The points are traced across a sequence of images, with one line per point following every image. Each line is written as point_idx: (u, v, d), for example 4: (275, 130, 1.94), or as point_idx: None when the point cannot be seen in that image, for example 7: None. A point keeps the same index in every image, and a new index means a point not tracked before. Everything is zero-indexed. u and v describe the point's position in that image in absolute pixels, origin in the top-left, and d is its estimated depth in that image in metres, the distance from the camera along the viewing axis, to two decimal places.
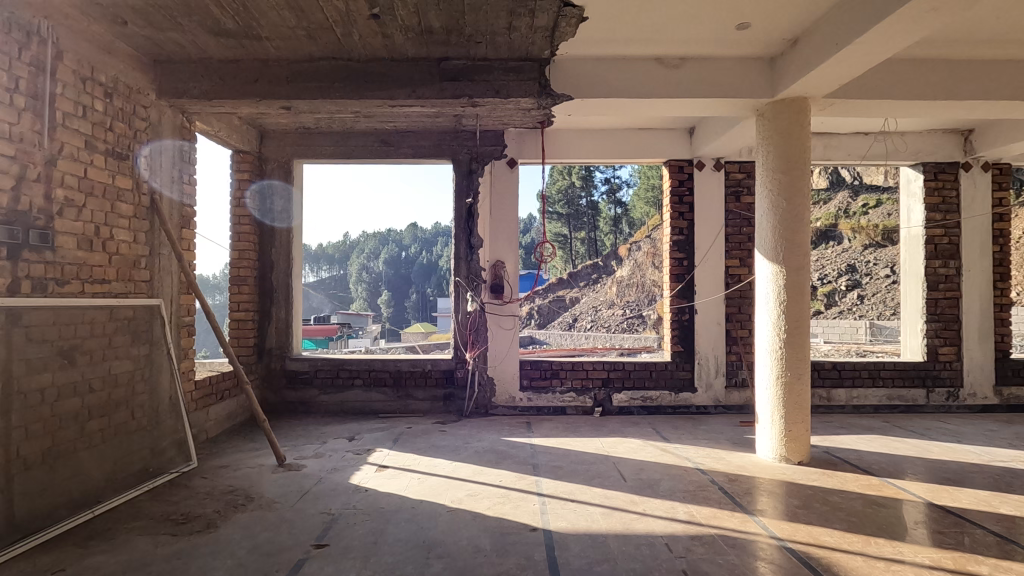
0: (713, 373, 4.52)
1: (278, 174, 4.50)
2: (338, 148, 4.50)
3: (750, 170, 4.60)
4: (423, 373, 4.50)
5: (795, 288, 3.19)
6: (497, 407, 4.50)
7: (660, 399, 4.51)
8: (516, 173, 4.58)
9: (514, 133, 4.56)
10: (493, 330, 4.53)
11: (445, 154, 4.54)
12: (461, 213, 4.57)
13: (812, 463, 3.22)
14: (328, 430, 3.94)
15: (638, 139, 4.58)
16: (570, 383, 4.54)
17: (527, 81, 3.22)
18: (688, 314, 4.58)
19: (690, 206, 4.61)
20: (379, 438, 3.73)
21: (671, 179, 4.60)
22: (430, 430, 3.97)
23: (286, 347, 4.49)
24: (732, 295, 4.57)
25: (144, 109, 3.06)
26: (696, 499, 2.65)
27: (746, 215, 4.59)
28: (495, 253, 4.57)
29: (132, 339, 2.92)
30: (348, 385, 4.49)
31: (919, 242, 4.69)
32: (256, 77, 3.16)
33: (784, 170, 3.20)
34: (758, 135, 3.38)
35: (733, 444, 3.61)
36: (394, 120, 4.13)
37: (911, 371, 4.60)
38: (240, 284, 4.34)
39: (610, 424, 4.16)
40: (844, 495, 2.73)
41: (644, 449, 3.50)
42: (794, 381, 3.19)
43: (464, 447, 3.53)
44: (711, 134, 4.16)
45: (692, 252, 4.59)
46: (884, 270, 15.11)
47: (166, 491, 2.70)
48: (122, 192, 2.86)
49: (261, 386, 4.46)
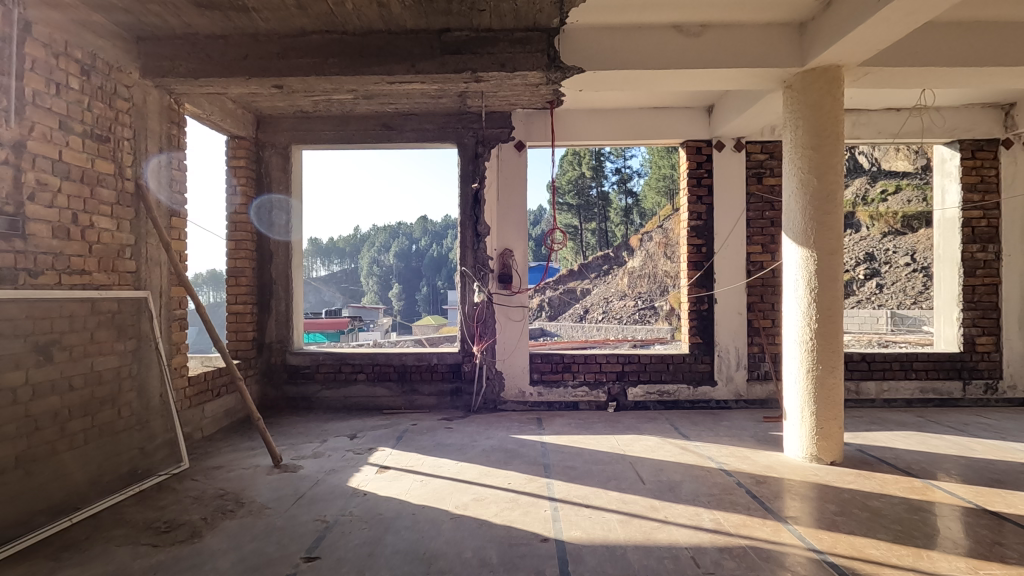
0: (734, 365, 4.28)
1: (276, 160, 4.32)
2: (338, 133, 4.31)
3: (773, 150, 4.33)
4: (429, 367, 4.32)
5: (828, 275, 2.94)
6: (506, 402, 4.30)
7: (677, 393, 4.28)
8: (524, 157, 4.35)
9: (522, 113, 4.33)
10: (501, 322, 4.33)
11: (450, 138, 4.32)
12: (467, 199, 4.35)
13: (846, 464, 2.97)
14: (329, 427, 3.77)
15: (653, 119, 4.32)
16: (582, 377, 4.33)
17: (534, 52, 2.98)
18: (707, 304, 4.34)
19: (709, 189, 4.34)
20: (382, 436, 3.55)
21: (689, 161, 4.34)
22: (436, 427, 3.78)
23: (287, 340, 4.32)
24: (754, 283, 4.31)
25: (127, 88, 2.88)
26: (722, 504, 2.43)
27: (768, 198, 4.32)
28: (503, 241, 4.35)
29: (116, 334, 2.76)
30: (351, 380, 4.32)
31: (955, 225, 4.39)
32: (245, 54, 2.96)
33: (816, 145, 2.94)
34: (786, 110, 3.12)
35: (758, 441, 3.37)
36: (395, 101, 3.92)
37: (946, 363, 4.32)
38: (237, 275, 4.16)
39: (626, 420, 3.95)
40: (884, 500, 2.49)
41: (662, 447, 3.28)
42: (826, 375, 2.94)
43: (471, 446, 3.34)
44: (732, 111, 3.89)
45: (711, 238, 4.34)
46: (904, 258, 14.65)
47: (152, 495, 2.54)
48: (102, 177, 2.69)
49: (262, 381, 4.30)
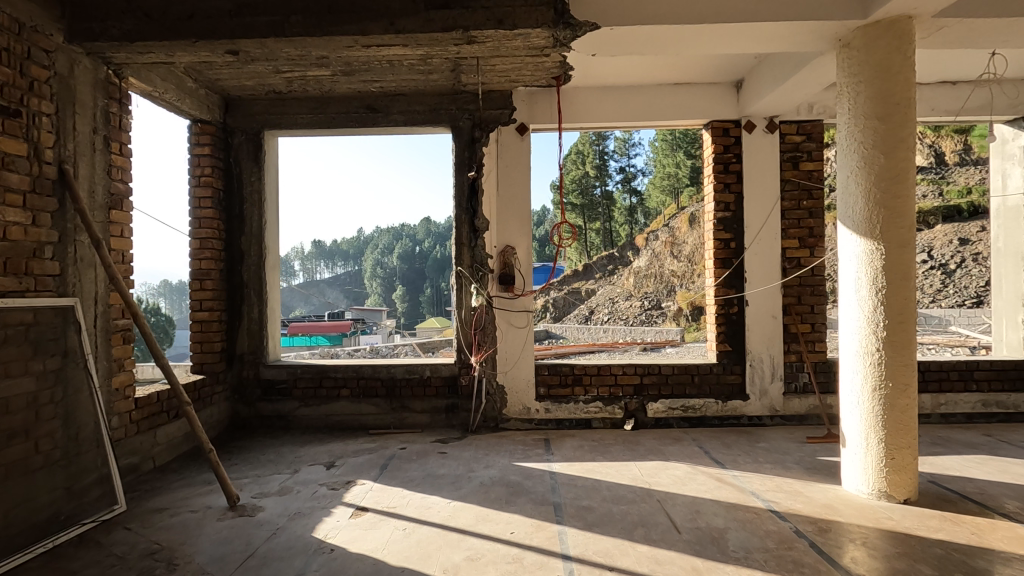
0: (768, 377, 3.75)
1: (247, 148, 3.84)
2: (316, 116, 3.82)
3: (810, 131, 3.80)
4: (421, 381, 3.81)
5: (898, 272, 2.41)
6: (509, 420, 3.78)
7: (704, 409, 3.76)
8: (527, 142, 3.84)
9: (524, 92, 3.83)
10: (502, 329, 3.81)
11: (442, 121, 3.82)
12: (462, 189, 3.84)
13: (923, 503, 2.44)
14: (303, 453, 3.26)
15: (672, 97, 3.80)
16: (595, 391, 3.81)
17: (538, 6, 2.48)
18: (736, 307, 3.81)
19: (737, 176, 3.82)
20: (364, 465, 3.04)
21: (715, 144, 3.82)
22: (427, 451, 3.27)
23: (260, 351, 3.83)
24: (790, 283, 3.78)
25: (45, 53, 2.38)
26: (783, 565, 1.90)
27: (806, 185, 3.79)
28: (503, 237, 3.84)
29: (32, 351, 2.26)
30: (333, 396, 3.82)
31: (1019, 214, 3.85)
32: (191, 12, 2.47)
33: (882, 114, 2.41)
34: (840, 75, 2.60)
35: (807, 470, 2.85)
36: (379, 75, 3.44)
37: (1011, 372, 3.78)
38: (201, 278, 3.65)
39: (646, 442, 3.42)
40: (990, 557, 1.95)
41: (695, 478, 2.75)
42: (897, 394, 2.41)
43: (466, 477, 2.82)
44: (768, 84, 3.37)
45: (741, 231, 3.81)
46: (921, 255, 14.03)
47: (68, 554, 2.04)
48: (9, 159, 2.21)
49: (232, 398, 3.80)
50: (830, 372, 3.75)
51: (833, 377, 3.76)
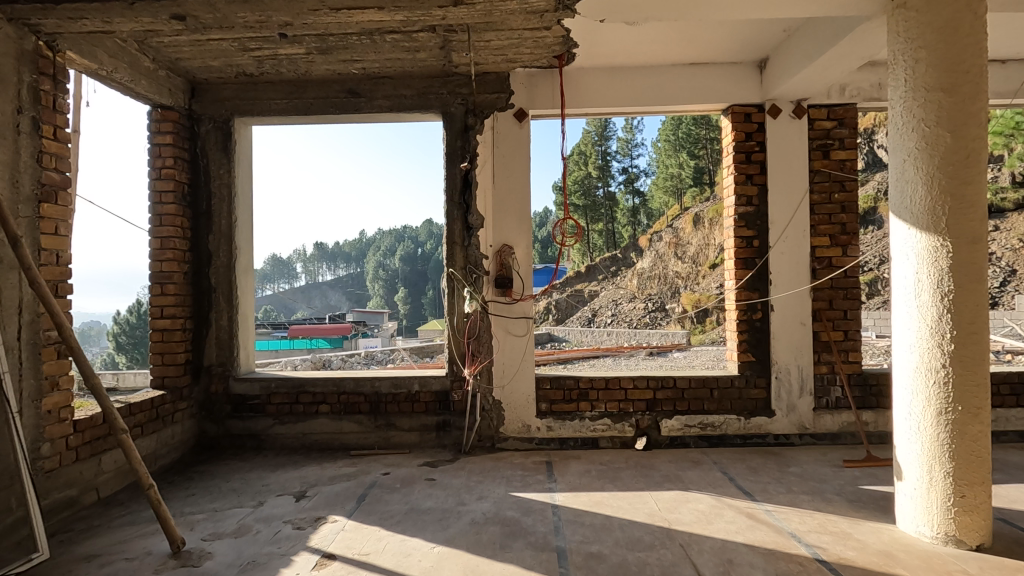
0: (797, 391, 3.35)
1: (215, 137, 3.47)
2: (292, 101, 3.45)
3: (842, 116, 3.41)
4: (409, 396, 3.43)
5: (967, 273, 2.01)
6: (507, 440, 3.39)
7: (724, 427, 3.37)
8: (527, 129, 3.45)
9: (523, 74, 3.44)
10: (499, 338, 3.43)
11: (432, 106, 3.44)
12: (454, 182, 3.46)
13: (1001, 551, 2.03)
14: (273, 480, 2.88)
15: (688, 79, 3.42)
16: (602, 407, 3.42)
17: None
18: (761, 312, 3.42)
19: (760, 166, 3.43)
20: (339, 496, 2.65)
21: (736, 131, 3.43)
22: (413, 478, 2.88)
23: (229, 363, 3.45)
24: (821, 286, 3.38)
25: None
26: None
27: (838, 176, 3.39)
28: (500, 235, 3.45)
29: None
30: (311, 413, 3.43)
31: None
32: None
33: (948, 84, 2.02)
34: (891, 40, 2.19)
35: (852, 504, 2.45)
36: (360, 53, 3.07)
37: None
38: (162, 282, 3.27)
39: (662, 466, 3.02)
40: None
41: (722, 515, 2.36)
42: (968, 419, 2.01)
43: (456, 512, 2.43)
44: (799, 60, 2.99)
45: (765, 228, 3.42)
46: None
47: None
48: None
49: (198, 415, 3.42)
50: (866, 385, 3.36)
51: (870, 392, 3.35)
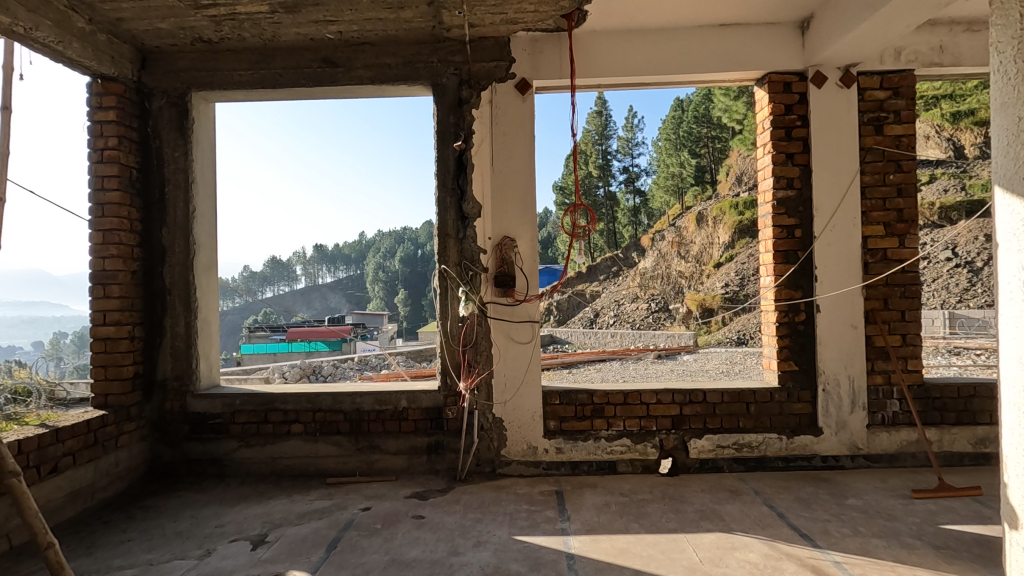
0: (848, 405, 2.87)
1: (169, 114, 3.00)
2: (257, 73, 2.98)
3: (899, 85, 2.93)
4: (395, 413, 2.95)
5: None
6: (509, 465, 2.91)
7: (763, 447, 2.89)
8: (530, 103, 2.97)
9: (525, 39, 2.97)
10: (500, 345, 2.95)
11: (420, 77, 2.96)
12: (445, 164, 2.98)
13: None
14: (230, 519, 2.40)
15: (719, 43, 2.94)
16: (620, 425, 2.93)
17: None
18: (804, 313, 2.94)
19: (802, 144, 2.96)
20: (306, 541, 2.16)
21: (775, 103, 2.96)
22: (398, 515, 2.40)
23: (187, 377, 2.98)
24: (874, 282, 2.90)
25: None
26: None
27: (893, 154, 2.92)
28: (501, 225, 2.97)
29: None
30: (281, 434, 2.95)
31: None
32: None
33: None
34: None
35: (942, 553, 1.96)
36: (334, 12, 2.59)
37: None
38: (105, 282, 2.79)
39: (694, 497, 2.54)
40: None
41: (783, 570, 1.87)
42: None
43: (447, 566, 1.95)
44: (852, 13, 2.51)
45: (809, 215, 2.95)
46: (945, 253, 13.39)
47: None
48: None
49: (151, 437, 2.95)
50: (928, 399, 2.88)
51: (932, 406, 2.88)
